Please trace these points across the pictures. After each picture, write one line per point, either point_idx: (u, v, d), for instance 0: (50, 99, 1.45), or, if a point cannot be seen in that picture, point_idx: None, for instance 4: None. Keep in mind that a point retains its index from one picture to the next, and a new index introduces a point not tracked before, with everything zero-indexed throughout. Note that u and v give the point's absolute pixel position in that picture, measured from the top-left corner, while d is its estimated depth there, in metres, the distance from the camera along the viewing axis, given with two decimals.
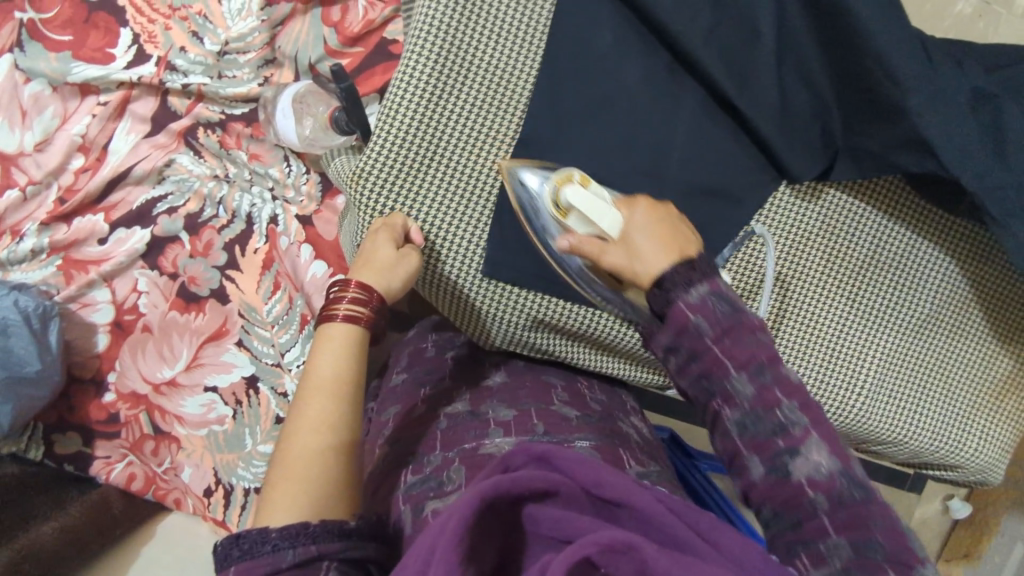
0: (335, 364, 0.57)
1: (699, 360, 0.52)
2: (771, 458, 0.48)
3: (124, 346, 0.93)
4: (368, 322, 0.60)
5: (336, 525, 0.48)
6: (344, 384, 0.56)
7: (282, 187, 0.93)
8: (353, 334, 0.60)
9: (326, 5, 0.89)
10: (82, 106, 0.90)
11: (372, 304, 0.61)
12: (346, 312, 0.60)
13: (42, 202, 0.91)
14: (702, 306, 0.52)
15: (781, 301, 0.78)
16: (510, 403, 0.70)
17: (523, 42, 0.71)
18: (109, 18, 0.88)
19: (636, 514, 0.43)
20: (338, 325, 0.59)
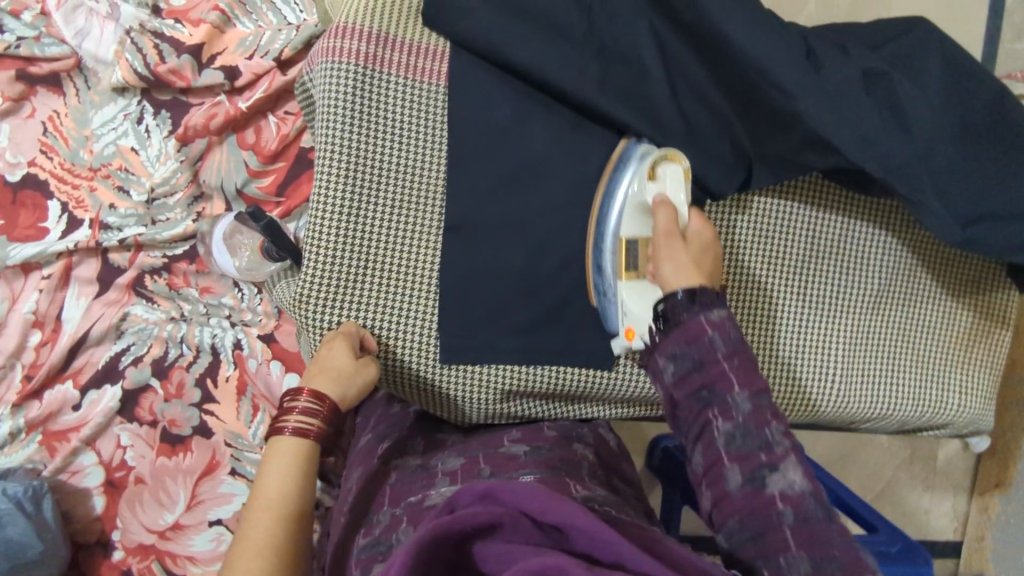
0: (279, 486, 0.58)
1: (703, 369, 0.58)
2: (751, 468, 0.54)
3: (122, 503, 0.94)
4: (317, 434, 0.61)
5: None
6: (289, 507, 0.57)
7: (239, 312, 0.95)
8: (302, 448, 0.61)
9: (239, 130, 0.92)
10: (29, 283, 0.91)
11: (323, 415, 0.62)
12: (296, 424, 0.61)
13: (9, 383, 0.91)
14: (720, 324, 0.58)
15: (736, 311, 0.78)
16: (461, 451, 0.72)
17: (434, 137, 0.71)
18: (35, 194, 0.90)
19: (579, 534, 0.45)
20: (288, 440, 0.61)
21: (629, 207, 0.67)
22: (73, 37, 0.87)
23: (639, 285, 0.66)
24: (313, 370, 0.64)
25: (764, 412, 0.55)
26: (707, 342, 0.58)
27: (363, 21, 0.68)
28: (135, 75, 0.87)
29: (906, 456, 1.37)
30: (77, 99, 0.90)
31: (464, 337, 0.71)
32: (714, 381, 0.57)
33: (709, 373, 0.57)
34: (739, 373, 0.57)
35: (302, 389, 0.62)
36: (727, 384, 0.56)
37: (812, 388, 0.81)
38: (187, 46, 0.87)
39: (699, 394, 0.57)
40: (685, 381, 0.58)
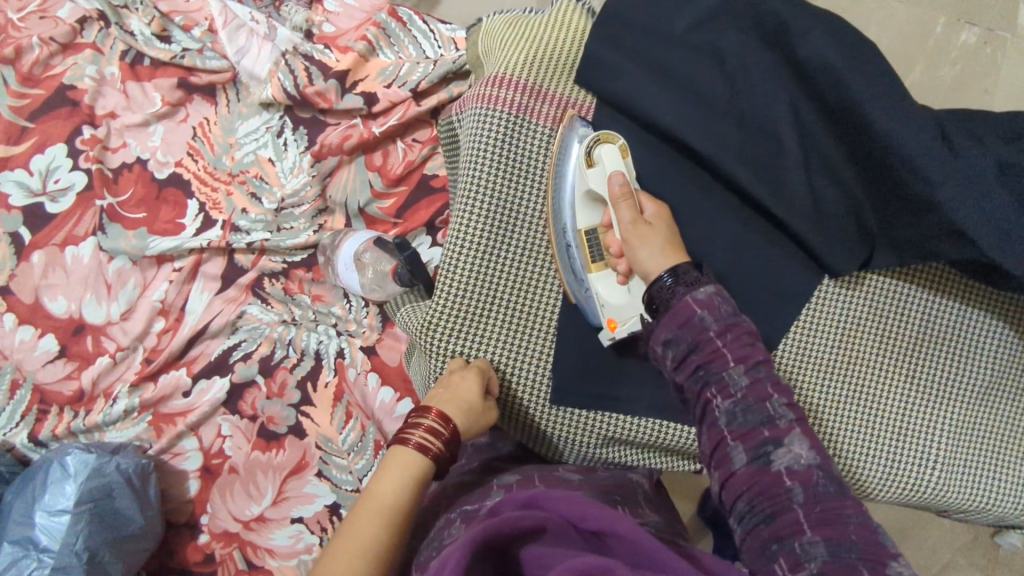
0: (395, 495, 0.60)
1: (699, 352, 0.60)
2: (756, 447, 0.55)
3: (215, 489, 0.99)
4: (436, 454, 0.63)
5: None
6: (398, 519, 0.59)
7: (345, 322, 0.99)
8: (419, 463, 0.62)
9: (369, 152, 0.97)
10: (160, 274, 0.97)
11: (445, 438, 0.64)
12: (419, 440, 0.63)
13: (130, 363, 0.98)
14: (706, 303, 0.61)
15: (839, 387, 0.78)
16: (516, 471, 0.74)
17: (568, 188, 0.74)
18: (177, 192, 0.97)
19: (621, 544, 0.49)
20: (410, 451, 0.63)
21: (580, 201, 0.70)
22: (235, 54, 0.94)
23: (606, 274, 0.70)
24: (441, 394, 0.67)
25: (762, 386, 0.58)
26: (697, 322, 0.61)
27: (517, 73, 0.72)
28: (283, 93, 0.93)
29: (968, 539, 1.35)
30: (226, 110, 0.96)
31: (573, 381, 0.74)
32: (711, 362, 0.59)
33: (705, 351, 0.60)
34: (732, 346, 0.59)
35: (430, 408, 0.65)
36: (722, 363, 0.59)
37: (911, 473, 0.79)
38: (334, 72, 0.93)
39: (699, 375, 0.60)
40: (686, 365, 0.61)
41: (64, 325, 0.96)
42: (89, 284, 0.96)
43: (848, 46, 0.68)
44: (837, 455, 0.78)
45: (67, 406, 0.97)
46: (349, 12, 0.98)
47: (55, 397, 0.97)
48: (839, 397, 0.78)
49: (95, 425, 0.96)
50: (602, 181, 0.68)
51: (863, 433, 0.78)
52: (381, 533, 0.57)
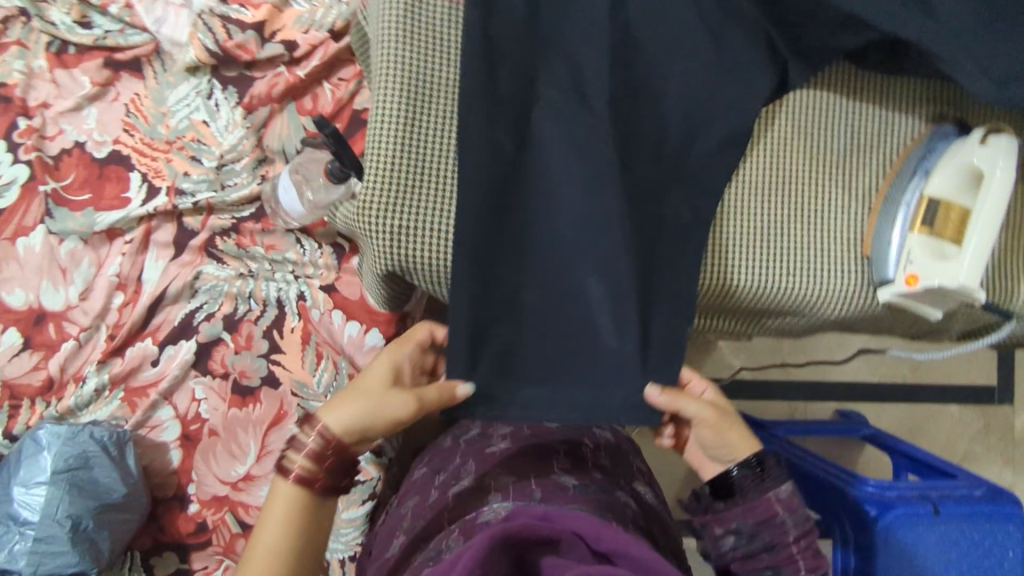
0: (275, 541, 0.63)
1: (773, 552, 0.66)
2: None
3: (197, 456, 0.98)
4: (327, 470, 0.65)
5: None
6: (290, 555, 0.63)
7: (302, 266, 1.00)
8: (295, 495, 0.64)
9: (298, 97, 1.00)
10: (113, 249, 0.98)
11: (328, 464, 0.65)
12: (299, 474, 0.64)
13: (95, 343, 0.98)
14: (789, 503, 0.68)
15: (781, 208, 0.79)
16: (511, 471, 0.79)
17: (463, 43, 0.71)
18: (119, 168, 0.99)
19: (630, 561, 0.55)
20: (283, 486, 0.64)
21: (958, 173, 0.73)
22: (153, 24, 0.97)
23: (922, 239, 0.74)
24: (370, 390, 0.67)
25: (807, 552, 0.66)
26: (779, 524, 0.67)
27: None
28: (205, 52, 0.96)
29: None
30: (155, 82, 0.99)
31: (524, 274, 0.67)
32: (782, 565, 0.66)
33: (780, 555, 0.66)
34: (805, 558, 0.66)
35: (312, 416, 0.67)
36: (793, 566, 0.66)
37: (869, 280, 0.80)
38: (250, 23, 0.96)
39: (756, 541, 0.67)
40: (744, 532, 0.68)
41: (23, 316, 0.97)
42: (44, 270, 0.97)
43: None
44: (791, 274, 0.79)
45: (38, 397, 0.97)
46: None
47: (25, 389, 0.96)
48: (782, 218, 0.79)
49: (69, 410, 0.96)
50: (983, 160, 0.71)
51: (808, 242, 0.79)
52: (298, 536, 0.64)
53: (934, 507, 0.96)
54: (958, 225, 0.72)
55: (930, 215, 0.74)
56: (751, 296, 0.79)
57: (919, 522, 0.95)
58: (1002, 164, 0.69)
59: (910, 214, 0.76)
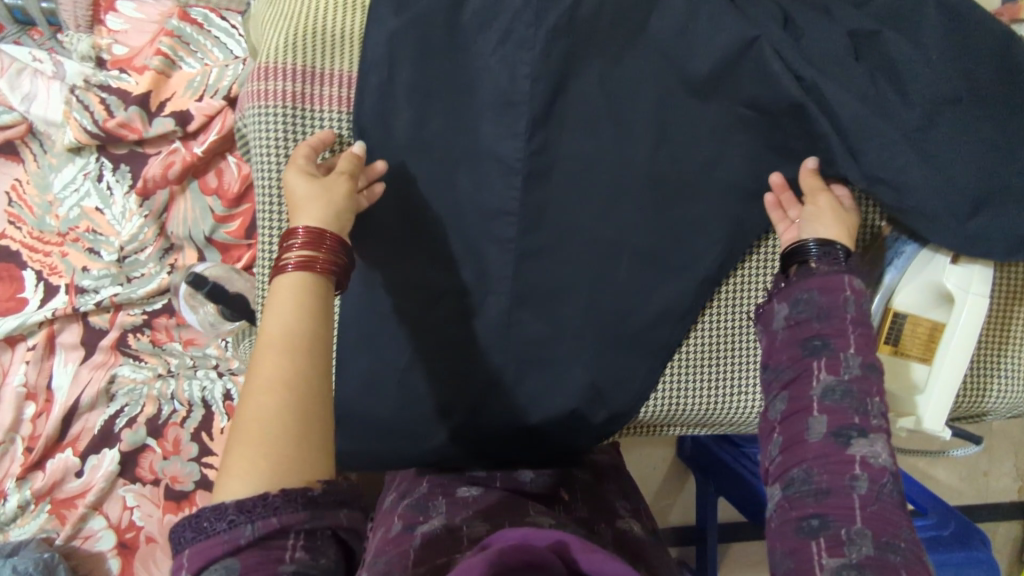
0: (286, 322, 0.46)
1: (828, 340, 0.56)
2: (839, 423, 0.53)
3: (134, 566, 0.92)
4: (325, 266, 0.51)
5: (301, 493, 0.42)
6: (297, 338, 0.46)
7: (225, 361, 0.93)
8: (310, 283, 0.49)
9: (200, 175, 0.88)
10: (16, 355, 0.90)
11: (329, 246, 0.51)
12: (298, 259, 0.50)
13: (12, 456, 0.91)
14: (856, 290, 0.58)
15: (729, 322, 0.71)
16: (485, 515, 0.63)
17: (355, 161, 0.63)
18: (9, 266, 0.89)
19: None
20: (291, 275, 0.49)
21: (930, 292, 0.66)
22: (21, 102, 0.84)
23: (890, 359, 0.67)
24: (330, 216, 0.54)
25: (869, 380, 0.55)
26: (841, 299, 0.57)
27: (282, 61, 0.63)
28: (85, 133, 0.83)
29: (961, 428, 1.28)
30: (36, 165, 0.87)
31: (467, 400, 0.67)
32: (833, 337, 0.56)
33: (832, 325, 0.57)
34: (862, 341, 0.56)
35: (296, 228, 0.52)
36: (844, 342, 0.56)
37: None
38: (133, 98, 0.83)
39: (811, 343, 0.57)
40: (801, 330, 0.58)
41: None
42: None
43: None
44: (741, 392, 0.73)
45: None
46: (139, 27, 0.87)
47: None
48: (731, 332, 0.72)
49: None
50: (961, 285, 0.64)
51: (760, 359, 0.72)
52: (292, 361, 0.45)
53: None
54: (927, 342, 0.66)
55: (895, 331, 0.67)
56: (700, 417, 0.73)
57: None
58: (977, 288, 0.64)
59: (873, 327, 0.68)
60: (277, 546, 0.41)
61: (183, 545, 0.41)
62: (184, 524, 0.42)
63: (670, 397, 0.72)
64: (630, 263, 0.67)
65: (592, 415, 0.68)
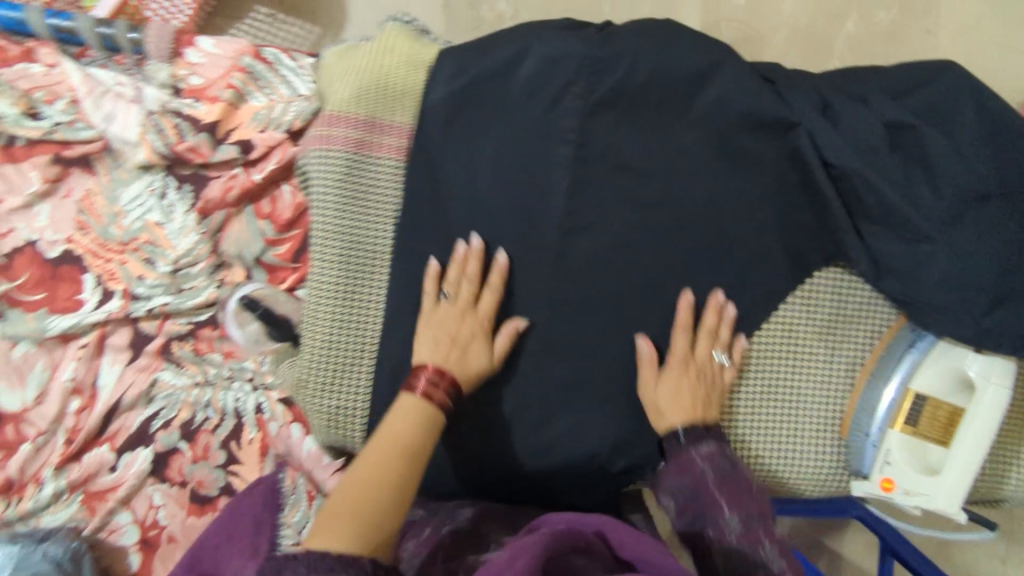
0: (402, 435, 0.60)
1: (701, 500, 0.64)
2: (748, 538, 0.60)
3: (156, 561, 0.97)
4: (441, 400, 0.63)
5: (386, 561, 0.51)
6: (407, 450, 0.59)
7: (261, 375, 0.97)
8: (427, 414, 0.62)
9: (256, 200, 0.94)
10: (68, 352, 0.96)
11: (445, 386, 0.63)
12: (425, 388, 0.62)
13: (54, 445, 0.97)
14: (710, 457, 0.65)
15: (754, 385, 0.73)
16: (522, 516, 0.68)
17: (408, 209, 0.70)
18: (72, 268, 0.95)
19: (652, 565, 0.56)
20: (406, 399, 0.62)
21: (948, 377, 0.68)
22: (102, 121, 0.92)
23: (909, 439, 0.70)
24: (450, 352, 0.65)
25: (754, 531, 0.61)
26: (699, 472, 0.65)
27: (349, 110, 0.68)
28: (156, 154, 0.91)
29: None
30: (107, 178, 0.94)
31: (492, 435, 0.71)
32: (708, 510, 0.63)
33: (705, 503, 0.63)
34: (728, 498, 0.63)
35: (425, 364, 0.64)
36: (719, 510, 0.62)
37: (843, 463, 0.75)
38: (203, 124, 0.90)
39: (698, 520, 0.64)
40: (686, 512, 0.65)
41: None
42: None
43: (695, 55, 0.68)
44: (759, 457, 0.74)
45: None
46: (214, 61, 0.93)
47: None
48: (755, 396, 0.73)
49: (29, 512, 0.96)
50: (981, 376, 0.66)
51: (767, 431, 0.74)
52: (396, 474, 0.58)
53: None
54: (944, 426, 0.68)
55: (913, 414, 0.69)
56: None
57: None
58: (996, 381, 0.65)
59: (892, 407, 0.70)
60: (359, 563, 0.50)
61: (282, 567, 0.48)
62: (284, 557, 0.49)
63: None
64: (654, 322, 0.71)
65: (610, 464, 0.72)
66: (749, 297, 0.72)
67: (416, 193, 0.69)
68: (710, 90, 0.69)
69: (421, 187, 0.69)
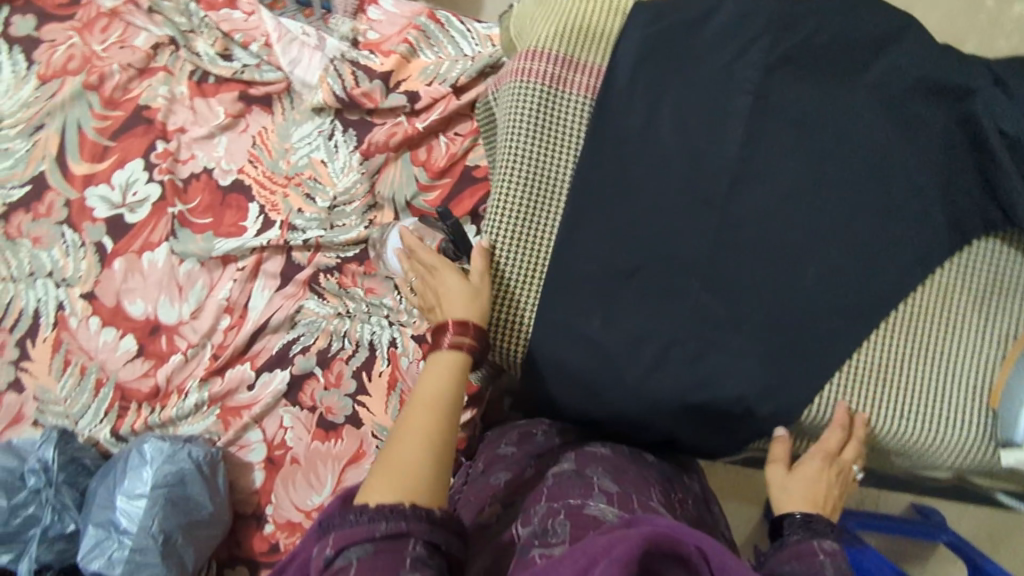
0: (435, 392, 0.66)
1: None
2: None
3: (277, 481, 1.01)
4: (469, 348, 0.70)
5: (424, 510, 0.58)
6: (440, 404, 0.66)
7: (396, 312, 1.03)
8: (456, 360, 0.69)
9: (413, 148, 1.01)
10: (225, 273, 1.04)
11: (473, 331, 0.70)
12: (450, 342, 0.70)
13: (200, 359, 1.03)
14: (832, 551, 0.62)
15: (903, 344, 0.75)
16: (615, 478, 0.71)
17: (589, 145, 0.74)
18: (239, 197, 1.04)
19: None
20: (441, 353, 0.69)
21: None
22: (288, 64, 1.02)
23: None
24: (463, 303, 0.72)
25: None
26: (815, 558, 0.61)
27: (547, 47, 0.76)
28: (333, 97, 0.99)
29: None
30: (281, 117, 1.04)
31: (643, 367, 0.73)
32: None
33: None
34: None
35: (446, 321, 0.71)
36: None
37: (987, 434, 0.74)
38: (378, 73, 0.99)
39: None
40: None
41: (141, 326, 1.03)
42: (163, 287, 1.03)
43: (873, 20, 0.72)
44: (902, 415, 0.75)
45: (145, 402, 1.04)
46: (391, 19, 1.04)
47: (134, 393, 1.03)
48: (902, 354, 0.75)
49: (169, 420, 1.02)
50: None
51: (909, 390, 0.75)
52: (430, 419, 0.65)
53: None
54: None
55: None
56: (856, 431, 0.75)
57: None
58: None
59: None
60: (400, 543, 0.56)
61: (331, 528, 0.58)
62: (341, 513, 0.59)
63: (829, 406, 0.75)
64: (815, 272, 0.72)
65: (756, 409, 0.73)
66: (909, 259, 0.73)
67: (595, 129, 0.74)
68: (883, 55, 0.73)
69: (601, 122, 0.74)
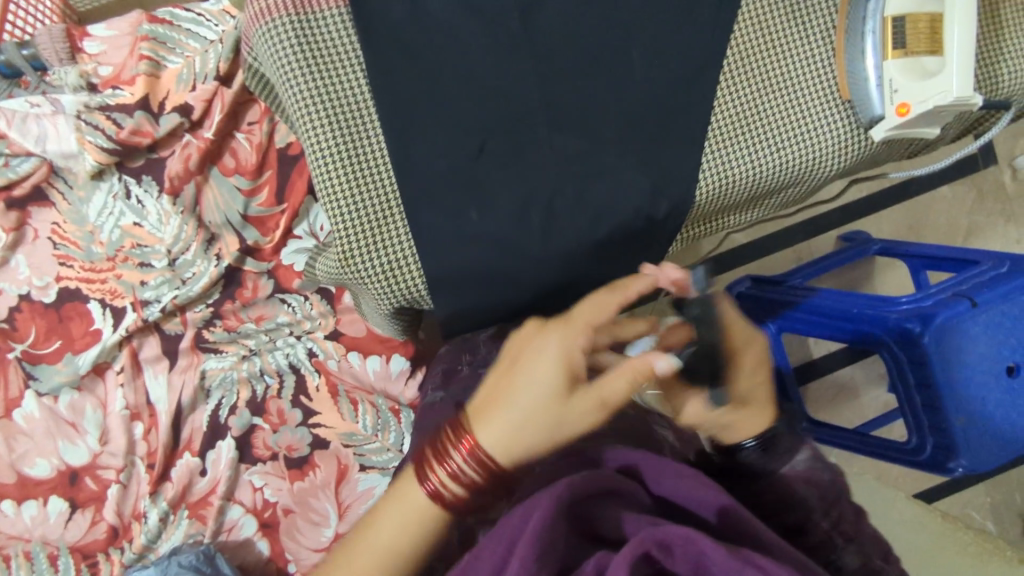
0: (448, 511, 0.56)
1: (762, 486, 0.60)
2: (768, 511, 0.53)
3: (282, 541, 0.94)
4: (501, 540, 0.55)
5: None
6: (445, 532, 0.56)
7: (298, 324, 0.98)
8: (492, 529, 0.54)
9: (217, 160, 0.93)
10: (109, 384, 0.94)
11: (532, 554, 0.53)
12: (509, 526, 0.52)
13: (138, 477, 0.94)
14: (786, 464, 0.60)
15: (747, 84, 0.73)
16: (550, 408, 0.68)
17: (366, 46, 0.67)
18: (75, 304, 0.93)
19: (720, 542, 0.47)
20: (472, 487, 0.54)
21: None
22: (35, 144, 0.88)
23: (905, 62, 0.69)
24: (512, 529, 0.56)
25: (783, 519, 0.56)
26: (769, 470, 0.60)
27: None
28: (102, 153, 0.88)
29: (975, 197, 1.32)
30: (67, 203, 0.92)
31: (537, 231, 0.70)
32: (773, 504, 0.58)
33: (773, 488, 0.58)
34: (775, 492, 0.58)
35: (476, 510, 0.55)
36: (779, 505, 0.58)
37: (857, 122, 0.74)
38: (134, 104, 0.88)
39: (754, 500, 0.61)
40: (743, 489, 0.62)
41: (58, 482, 0.93)
42: (54, 432, 0.93)
43: None
44: (781, 147, 0.73)
45: (109, 547, 0.93)
46: (114, 44, 0.92)
47: (93, 546, 0.93)
48: (754, 90, 0.73)
49: (145, 548, 0.93)
50: None
51: (779, 119, 0.73)
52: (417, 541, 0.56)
53: (971, 300, 0.87)
54: (930, 36, 0.68)
55: (898, 36, 0.69)
56: (749, 181, 0.74)
57: (964, 322, 0.87)
58: None
59: (878, 41, 0.70)
60: None
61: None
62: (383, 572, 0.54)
63: (716, 172, 0.73)
64: (639, 59, 0.71)
65: (656, 209, 0.72)
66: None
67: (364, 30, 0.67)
68: None
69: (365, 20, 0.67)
